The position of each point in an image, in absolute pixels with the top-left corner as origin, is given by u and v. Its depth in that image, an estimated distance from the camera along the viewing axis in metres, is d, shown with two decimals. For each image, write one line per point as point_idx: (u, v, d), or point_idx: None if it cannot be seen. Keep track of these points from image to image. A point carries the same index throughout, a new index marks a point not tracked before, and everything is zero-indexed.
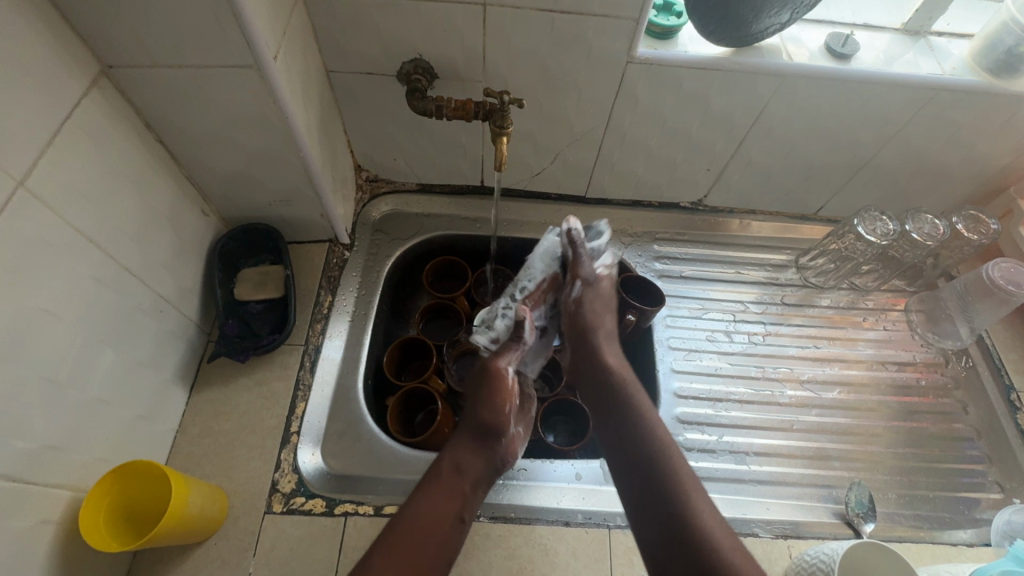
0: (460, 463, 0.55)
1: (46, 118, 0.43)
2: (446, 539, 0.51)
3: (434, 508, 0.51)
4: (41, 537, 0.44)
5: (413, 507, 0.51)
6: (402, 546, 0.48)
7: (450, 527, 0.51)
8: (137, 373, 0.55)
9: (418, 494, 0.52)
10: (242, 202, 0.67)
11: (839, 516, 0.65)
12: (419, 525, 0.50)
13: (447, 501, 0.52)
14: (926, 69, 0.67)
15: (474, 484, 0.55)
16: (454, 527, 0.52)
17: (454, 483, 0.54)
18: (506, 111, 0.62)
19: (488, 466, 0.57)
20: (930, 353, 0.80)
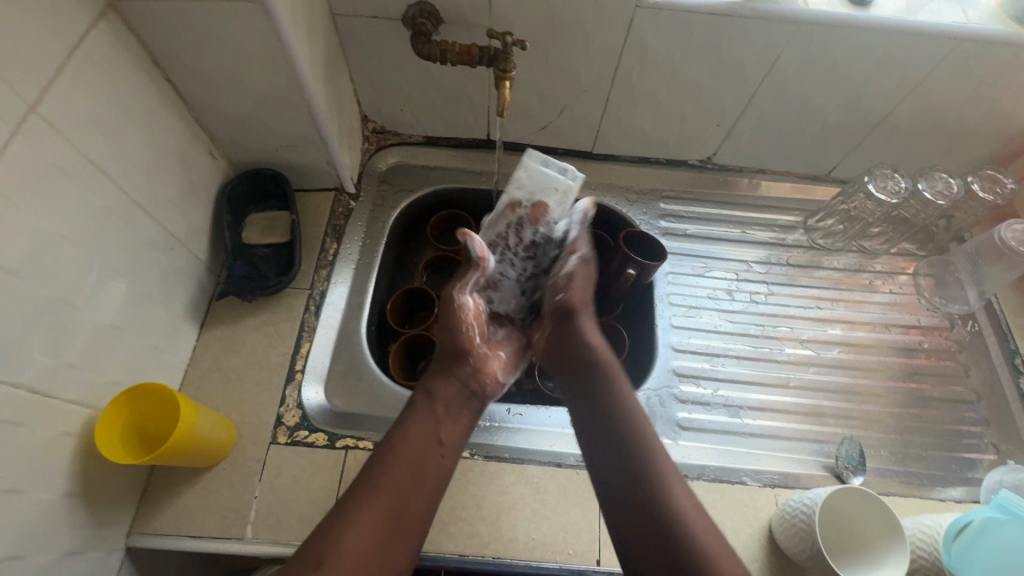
0: (433, 391, 0.59)
1: (57, 46, 0.44)
2: (425, 472, 0.54)
3: (420, 439, 0.55)
4: (60, 447, 0.47)
5: (400, 438, 0.55)
6: (388, 489, 0.51)
7: (428, 460, 0.54)
8: (149, 305, 0.58)
9: (400, 426, 0.56)
10: (250, 146, 0.68)
11: (829, 469, 0.66)
12: (404, 456, 0.54)
13: (426, 431, 0.56)
14: (950, 17, 0.64)
15: (442, 405, 0.59)
16: (435, 453, 0.55)
17: (432, 419, 0.57)
18: (509, 54, 0.62)
19: (461, 391, 0.61)
20: (936, 317, 0.79)
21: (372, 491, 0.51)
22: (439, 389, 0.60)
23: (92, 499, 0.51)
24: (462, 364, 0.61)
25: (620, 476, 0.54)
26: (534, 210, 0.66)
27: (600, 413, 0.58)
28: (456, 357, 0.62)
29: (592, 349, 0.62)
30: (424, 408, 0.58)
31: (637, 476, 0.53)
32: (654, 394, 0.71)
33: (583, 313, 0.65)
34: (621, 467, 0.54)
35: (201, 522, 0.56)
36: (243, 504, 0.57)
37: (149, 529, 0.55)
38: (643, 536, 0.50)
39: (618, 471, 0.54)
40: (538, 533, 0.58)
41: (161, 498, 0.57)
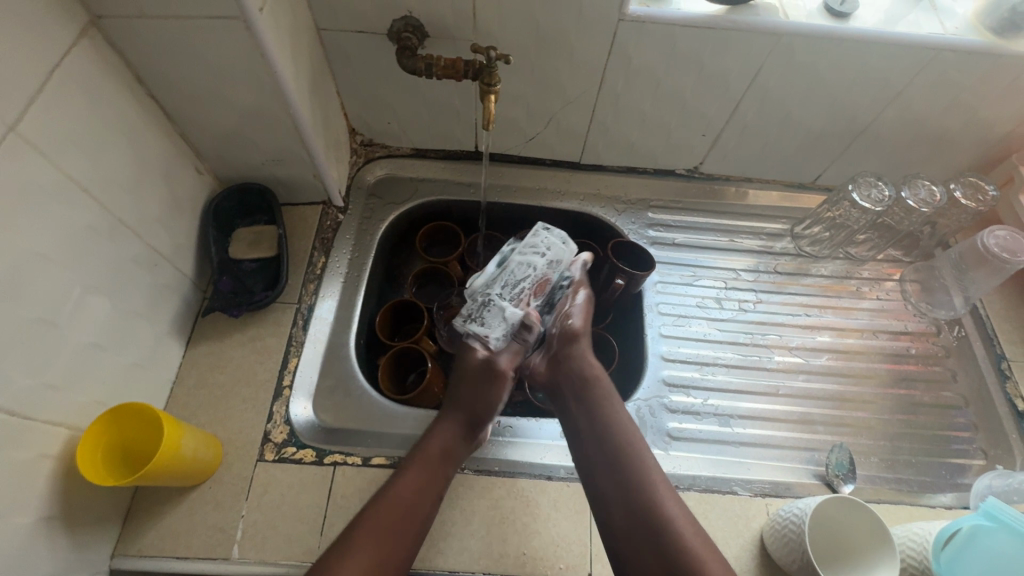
0: (434, 432, 0.60)
1: (37, 65, 0.44)
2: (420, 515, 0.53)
3: (413, 485, 0.54)
4: (40, 470, 0.46)
5: (396, 483, 0.54)
6: (385, 524, 0.51)
7: (427, 507, 0.54)
8: (132, 322, 0.57)
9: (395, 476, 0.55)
10: (236, 161, 0.68)
11: (820, 478, 0.66)
12: (396, 504, 0.52)
13: (422, 477, 0.56)
14: (927, 28, 0.65)
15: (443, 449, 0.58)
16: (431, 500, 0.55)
17: (433, 462, 0.57)
18: (493, 68, 0.62)
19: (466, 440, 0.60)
20: (923, 323, 0.80)
21: (366, 530, 0.50)
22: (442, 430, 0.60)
23: (73, 522, 0.50)
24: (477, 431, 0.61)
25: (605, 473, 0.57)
26: (540, 275, 0.66)
27: (585, 423, 0.61)
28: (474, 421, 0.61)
29: (590, 373, 0.65)
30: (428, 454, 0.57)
31: (633, 495, 0.54)
32: (644, 404, 0.70)
33: (584, 339, 0.69)
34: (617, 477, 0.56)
35: (186, 543, 0.55)
36: (229, 523, 0.57)
37: (133, 551, 0.55)
38: (630, 541, 0.52)
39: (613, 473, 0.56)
40: (529, 547, 0.58)
41: (145, 519, 0.56)
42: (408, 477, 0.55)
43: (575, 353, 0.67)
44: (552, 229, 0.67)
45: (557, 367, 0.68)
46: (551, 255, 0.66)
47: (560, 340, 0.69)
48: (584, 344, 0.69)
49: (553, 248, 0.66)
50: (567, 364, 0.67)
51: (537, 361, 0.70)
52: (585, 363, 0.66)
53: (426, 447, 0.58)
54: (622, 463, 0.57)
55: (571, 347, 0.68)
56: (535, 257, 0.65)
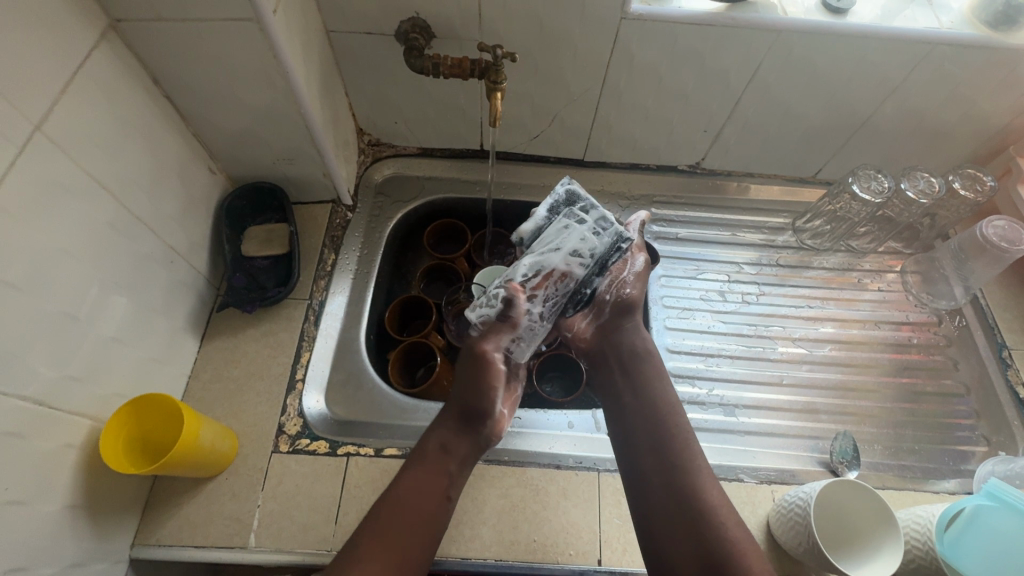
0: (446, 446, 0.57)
1: (61, 67, 0.46)
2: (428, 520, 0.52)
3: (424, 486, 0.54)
4: (65, 459, 0.48)
5: (399, 492, 0.52)
6: (387, 530, 0.50)
7: (433, 510, 0.53)
8: (150, 317, 0.59)
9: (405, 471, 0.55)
10: (248, 160, 0.70)
11: (824, 464, 0.67)
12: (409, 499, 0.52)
13: (432, 480, 0.54)
14: (923, 23, 0.67)
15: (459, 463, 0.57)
16: (440, 503, 0.54)
17: (435, 459, 0.56)
18: (499, 66, 0.63)
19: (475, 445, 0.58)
20: (924, 313, 0.81)
21: (373, 535, 0.49)
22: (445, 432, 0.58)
23: (96, 511, 0.51)
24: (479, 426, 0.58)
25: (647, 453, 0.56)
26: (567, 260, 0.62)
27: (630, 404, 0.60)
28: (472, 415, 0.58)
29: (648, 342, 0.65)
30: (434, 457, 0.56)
31: (680, 485, 0.53)
32: None
33: (637, 311, 0.67)
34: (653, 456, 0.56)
35: (204, 532, 0.57)
36: (245, 513, 0.58)
37: (153, 541, 0.56)
38: (673, 532, 0.51)
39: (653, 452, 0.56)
40: (539, 535, 0.59)
41: (164, 509, 0.57)
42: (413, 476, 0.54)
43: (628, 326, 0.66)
44: (577, 193, 0.68)
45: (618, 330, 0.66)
46: (579, 247, 0.62)
47: (613, 309, 0.67)
48: (636, 317, 0.67)
49: (583, 238, 0.63)
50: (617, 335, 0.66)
51: (582, 326, 0.68)
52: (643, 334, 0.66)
53: (428, 447, 0.56)
54: (666, 448, 0.55)
55: (622, 322, 0.66)
56: (560, 247, 0.62)
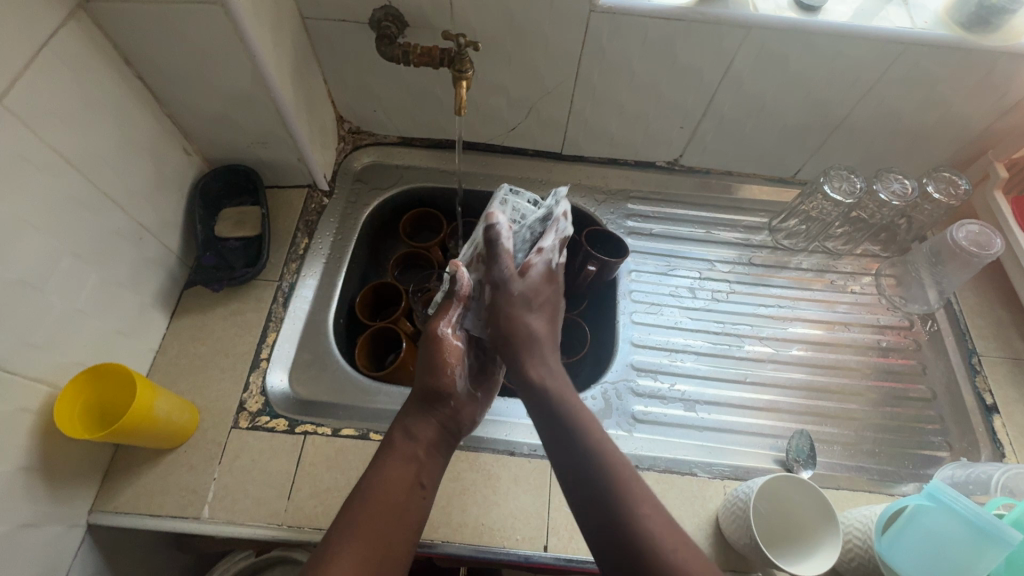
0: (411, 431, 0.58)
1: (25, 41, 0.47)
2: (406, 510, 0.52)
3: (396, 478, 0.53)
4: (21, 423, 0.49)
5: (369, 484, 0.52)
6: (366, 528, 0.49)
7: (406, 498, 0.53)
8: (116, 291, 0.60)
9: (375, 467, 0.54)
10: (223, 142, 0.71)
11: (781, 463, 0.67)
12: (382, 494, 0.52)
13: (404, 471, 0.54)
14: (897, 22, 0.66)
15: (427, 447, 0.57)
16: (415, 494, 0.53)
17: (407, 453, 0.56)
18: (463, 55, 0.64)
19: (440, 429, 0.59)
20: (897, 317, 0.80)
21: (347, 535, 0.48)
22: (405, 425, 0.58)
23: (52, 476, 0.53)
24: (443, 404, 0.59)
25: (581, 487, 0.49)
26: (497, 220, 0.68)
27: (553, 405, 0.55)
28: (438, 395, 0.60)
29: (532, 333, 0.60)
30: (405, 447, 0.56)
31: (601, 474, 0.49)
32: (611, 387, 0.72)
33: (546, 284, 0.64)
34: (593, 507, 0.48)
35: (160, 501, 0.58)
36: (200, 486, 0.59)
37: (110, 508, 0.58)
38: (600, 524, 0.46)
39: (596, 511, 0.47)
40: (487, 519, 0.60)
41: (123, 478, 0.59)
42: (380, 476, 0.53)
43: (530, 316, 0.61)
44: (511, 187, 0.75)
45: (494, 319, 0.62)
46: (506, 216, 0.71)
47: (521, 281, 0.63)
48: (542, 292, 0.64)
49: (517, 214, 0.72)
50: (519, 366, 0.58)
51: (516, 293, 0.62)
52: (524, 322, 0.61)
53: (394, 441, 0.57)
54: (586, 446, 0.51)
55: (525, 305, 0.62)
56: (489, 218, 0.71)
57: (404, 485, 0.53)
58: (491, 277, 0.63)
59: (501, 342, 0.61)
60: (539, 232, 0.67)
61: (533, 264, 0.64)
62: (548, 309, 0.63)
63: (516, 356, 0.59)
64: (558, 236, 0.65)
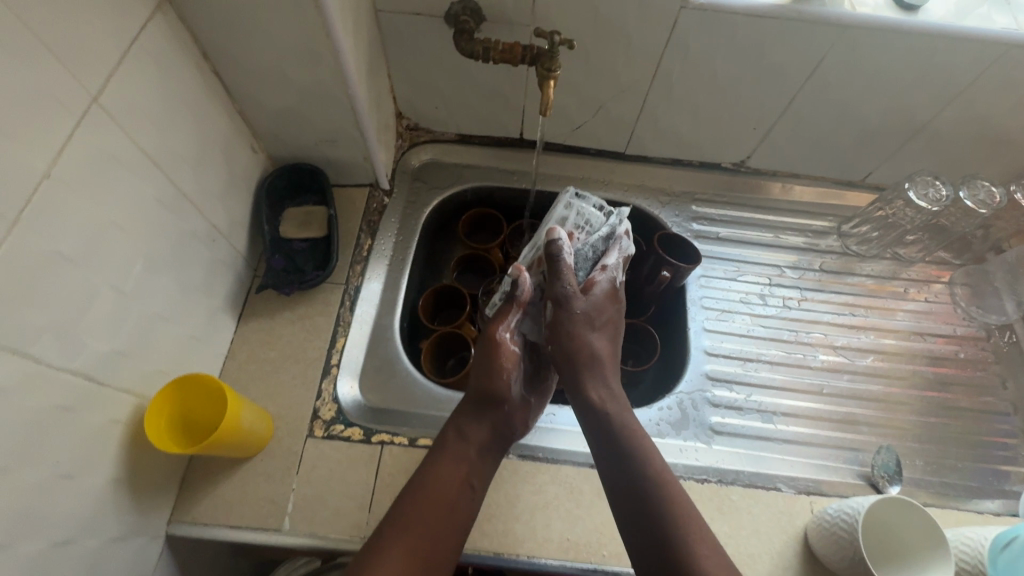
0: (464, 431, 0.59)
1: (119, 36, 0.45)
2: (455, 509, 0.54)
3: (447, 477, 0.55)
4: (111, 435, 0.47)
5: (420, 481, 0.55)
6: (412, 526, 0.51)
7: (456, 498, 0.54)
8: (192, 296, 0.58)
9: (427, 466, 0.56)
10: (291, 140, 0.69)
11: (864, 478, 0.65)
12: (430, 494, 0.54)
13: (456, 470, 0.56)
14: (1000, 23, 0.63)
15: (479, 448, 0.58)
16: (464, 495, 0.55)
17: (459, 453, 0.57)
18: (554, 53, 0.61)
19: (493, 432, 0.60)
20: (972, 327, 0.78)
21: (393, 531, 0.51)
22: (460, 424, 0.60)
23: (137, 488, 0.51)
24: (498, 407, 0.60)
25: (631, 509, 0.53)
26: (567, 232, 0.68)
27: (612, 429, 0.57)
28: (492, 400, 0.60)
29: (596, 354, 0.61)
30: (458, 447, 0.58)
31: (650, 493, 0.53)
32: (687, 396, 0.70)
33: (611, 304, 0.64)
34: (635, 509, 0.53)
35: (239, 513, 0.57)
36: (279, 497, 0.58)
37: (188, 519, 0.56)
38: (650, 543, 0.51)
39: (631, 507, 0.54)
40: (572, 534, 0.58)
41: (200, 488, 0.57)
42: (431, 475, 0.55)
43: (591, 338, 0.61)
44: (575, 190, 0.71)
45: (557, 338, 0.61)
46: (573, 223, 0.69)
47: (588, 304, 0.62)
48: (605, 314, 0.63)
49: (583, 219, 0.69)
50: (580, 387, 0.60)
51: (579, 304, 0.61)
52: (588, 341, 0.61)
53: (447, 440, 0.58)
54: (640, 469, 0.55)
55: (587, 329, 0.61)
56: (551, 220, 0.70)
57: (453, 487, 0.55)
58: (553, 294, 0.61)
59: (564, 358, 0.61)
60: (601, 249, 0.67)
61: (597, 281, 0.64)
62: (610, 328, 0.63)
63: (577, 374, 0.60)
64: (621, 254, 0.67)
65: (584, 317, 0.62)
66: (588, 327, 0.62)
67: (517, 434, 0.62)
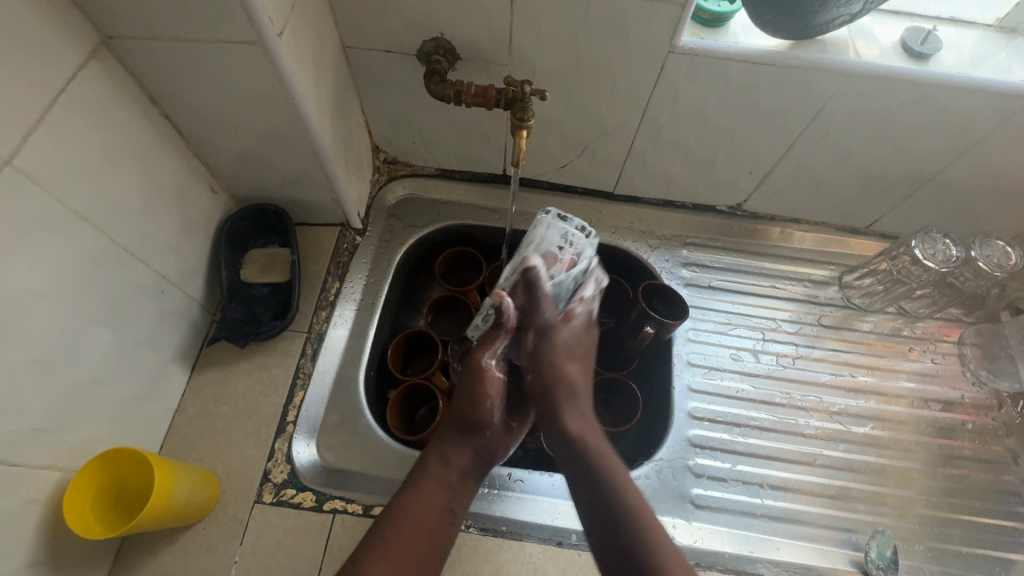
0: (446, 456, 0.54)
1: (40, 91, 0.41)
2: (436, 536, 0.49)
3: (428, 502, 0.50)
4: (27, 516, 0.44)
5: (399, 503, 0.50)
6: (391, 551, 0.46)
7: (437, 523, 0.50)
8: (135, 353, 0.55)
9: (407, 490, 0.51)
10: (253, 181, 0.65)
11: (857, 565, 0.60)
12: (413, 520, 0.49)
13: (438, 494, 0.52)
14: (1019, 74, 0.58)
15: (460, 473, 0.54)
16: (445, 521, 0.51)
17: (439, 479, 0.52)
18: (526, 102, 0.57)
19: (475, 457, 0.55)
20: (982, 394, 0.73)
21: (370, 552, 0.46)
22: (436, 454, 0.54)
23: (60, 566, 0.48)
24: (478, 433, 0.56)
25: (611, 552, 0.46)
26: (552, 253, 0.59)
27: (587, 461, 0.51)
28: (477, 425, 0.56)
29: (573, 386, 0.56)
30: (439, 472, 0.53)
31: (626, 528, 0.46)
32: (666, 464, 0.65)
33: (584, 334, 0.59)
34: (605, 550, 0.46)
35: None
36: (220, 570, 0.54)
37: None
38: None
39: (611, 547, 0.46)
40: None
41: (137, 558, 0.54)
42: (409, 499, 0.50)
43: (568, 368, 0.56)
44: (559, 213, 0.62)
45: (536, 366, 0.56)
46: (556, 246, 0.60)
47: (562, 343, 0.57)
48: (571, 332, 0.58)
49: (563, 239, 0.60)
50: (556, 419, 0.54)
51: (557, 339, 0.57)
52: (567, 370, 0.56)
53: (426, 468, 0.53)
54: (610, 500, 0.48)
55: (553, 346, 0.56)
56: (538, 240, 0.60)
57: (433, 514, 0.50)
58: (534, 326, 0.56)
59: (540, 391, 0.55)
60: (580, 282, 0.60)
61: (574, 314, 0.59)
62: (584, 360, 0.59)
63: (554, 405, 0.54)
64: (597, 285, 0.61)
65: (564, 348, 0.57)
66: (561, 355, 0.56)
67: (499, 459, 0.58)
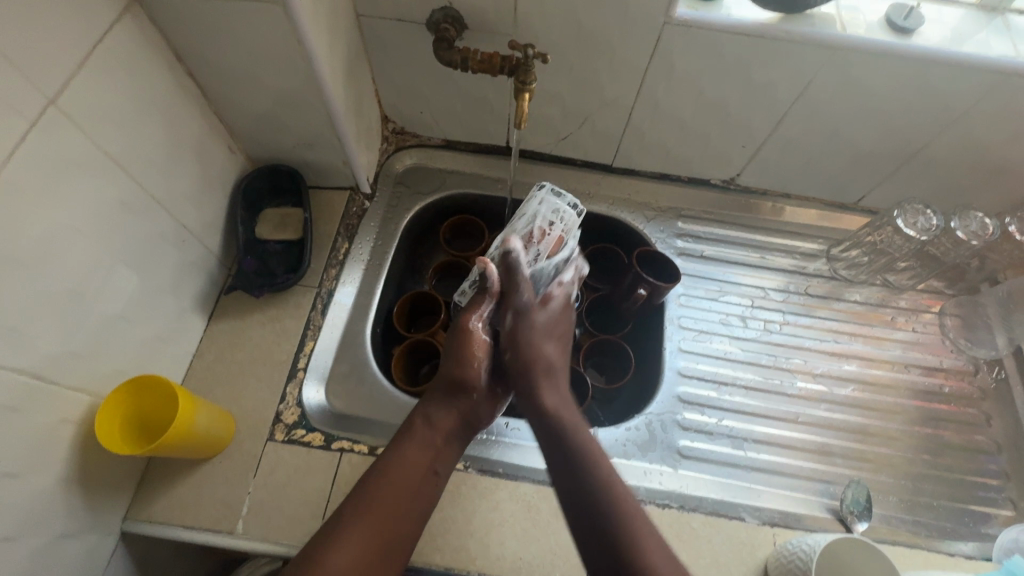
0: (433, 419, 0.57)
1: (80, 40, 0.45)
2: (418, 494, 0.52)
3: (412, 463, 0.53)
4: (61, 434, 0.48)
5: (386, 462, 0.52)
6: (375, 508, 0.49)
7: (419, 484, 0.52)
8: (158, 296, 0.59)
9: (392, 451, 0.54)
10: (269, 142, 0.69)
11: (833, 512, 0.64)
12: (397, 480, 0.51)
13: (422, 456, 0.54)
14: (998, 49, 0.61)
15: (444, 437, 0.56)
16: (428, 480, 0.53)
17: (428, 441, 0.55)
18: (529, 66, 0.61)
19: (459, 421, 0.58)
20: (960, 361, 0.76)
21: (353, 508, 0.49)
22: (424, 415, 0.57)
23: (89, 486, 0.52)
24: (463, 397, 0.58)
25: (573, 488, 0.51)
26: (540, 229, 0.64)
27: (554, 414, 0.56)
28: (462, 387, 0.58)
29: (551, 364, 0.60)
30: (424, 433, 0.56)
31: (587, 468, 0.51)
32: (656, 418, 0.69)
33: (562, 316, 0.65)
34: (568, 489, 0.51)
35: (193, 514, 0.57)
36: (234, 500, 0.58)
37: (143, 517, 0.56)
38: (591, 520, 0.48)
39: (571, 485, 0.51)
40: (525, 553, 0.57)
41: (157, 487, 0.58)
42: (394, 459, 0.53)
43: (545, 347, 0.61)
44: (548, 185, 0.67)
45: (516, 347, 0.60)
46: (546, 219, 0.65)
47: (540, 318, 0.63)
48: (550, 313, 0.63)
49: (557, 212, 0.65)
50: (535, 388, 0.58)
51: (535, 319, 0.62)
52: (547, 350, 0.61)
53: (413, 429, 0.55)
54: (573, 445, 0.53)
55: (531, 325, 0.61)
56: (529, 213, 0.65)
57: (416, 474, 0.53)
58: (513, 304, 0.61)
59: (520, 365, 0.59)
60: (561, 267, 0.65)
61: (552, 296, 0.64)
62: (562, 340, 0.64)
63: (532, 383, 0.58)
64: (578, 272, 0.67)
65: (541, 329, 0.62)
66: (540, 333, 0.61)
67: (480, 425, 0.60)
